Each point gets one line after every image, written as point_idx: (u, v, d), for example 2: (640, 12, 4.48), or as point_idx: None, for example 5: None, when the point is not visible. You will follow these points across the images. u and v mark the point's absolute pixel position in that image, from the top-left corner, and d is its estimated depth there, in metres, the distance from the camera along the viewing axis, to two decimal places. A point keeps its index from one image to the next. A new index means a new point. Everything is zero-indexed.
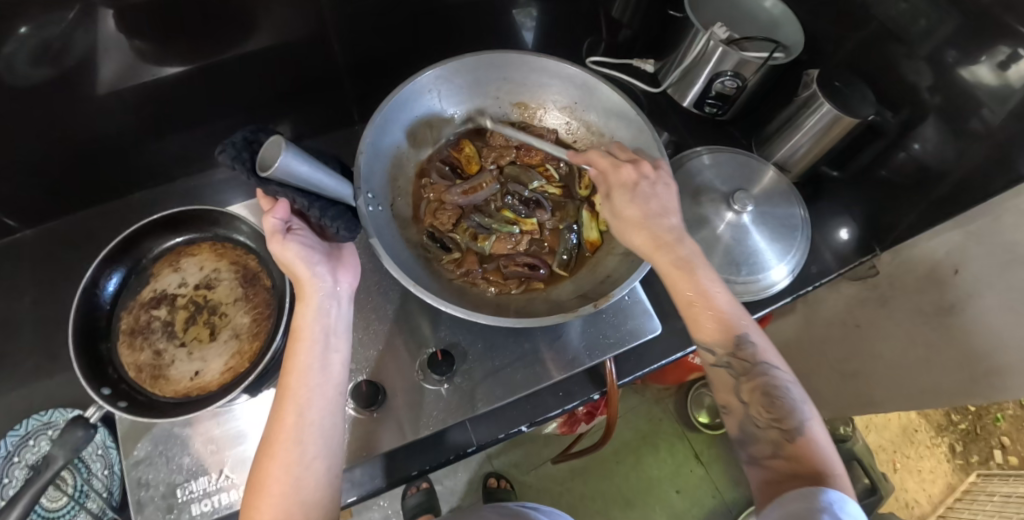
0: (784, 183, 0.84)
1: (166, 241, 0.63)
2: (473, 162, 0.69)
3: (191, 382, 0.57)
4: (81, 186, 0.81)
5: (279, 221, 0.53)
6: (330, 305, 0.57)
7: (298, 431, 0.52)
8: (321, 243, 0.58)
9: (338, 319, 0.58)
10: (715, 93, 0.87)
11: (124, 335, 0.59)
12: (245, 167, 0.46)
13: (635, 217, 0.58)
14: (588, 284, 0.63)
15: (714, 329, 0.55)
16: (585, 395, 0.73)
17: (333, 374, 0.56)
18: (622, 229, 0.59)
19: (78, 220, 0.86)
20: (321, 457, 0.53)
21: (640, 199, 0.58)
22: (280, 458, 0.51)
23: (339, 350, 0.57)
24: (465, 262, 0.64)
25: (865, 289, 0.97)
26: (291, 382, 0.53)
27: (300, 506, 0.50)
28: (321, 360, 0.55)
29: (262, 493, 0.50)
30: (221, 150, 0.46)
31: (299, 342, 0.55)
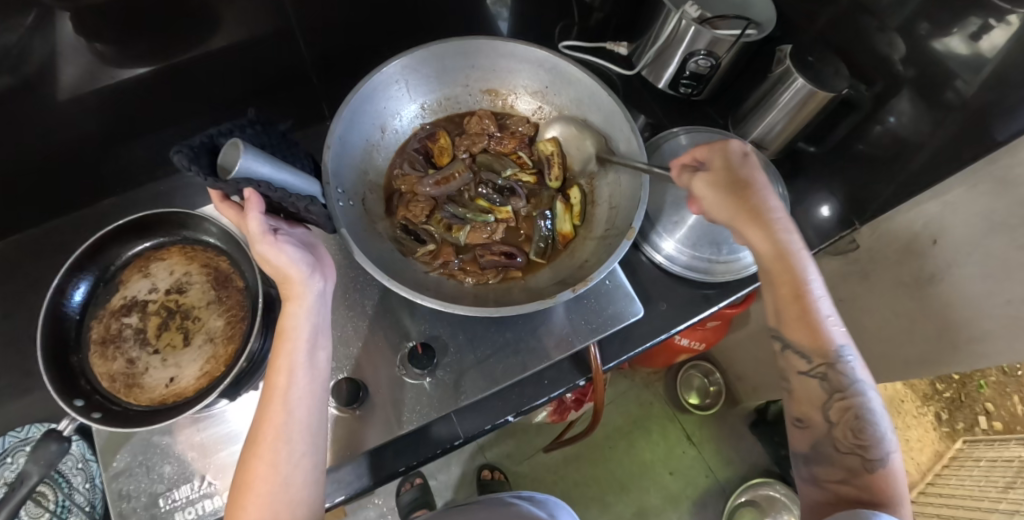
0: (762, 160, 0.83)
1: (133, 247, 0.61)
2: (445, 152, 0.68)
3: (166, 389, 0.56)
4: (45, 195, 0.79)
5: (263, 225, 0.49)
6: (320, 302, 0.55)
7: (285, 430, 0.51)
8: (301, 236, 0.56)
9: (324, 316, 0.56)
10: (690, 73, 0.87)
11: (95, 345, 0.57)
12: (199, 167, 0.45)
13: (736, 190, 0.58)
14: (566, 270, 0.62)
15: (815, 334, 0.55)
16: (570, 382, 0.73)
17: (318, 372, 0.54)
18: (718, 200, 0.58)
19: (43, 230, 0.83)
20: (308, 455, 0.52)
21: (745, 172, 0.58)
22: (266, 457, 0.50)
23: (325, 347, 0.56)
24: (442, 254, 0.63)
25: (846, 264, 0.97)
26: (279, 383, 0.52)
27: (288, 505, 0.50)
28: (309, 358, 0.53)
29: (249, 493, 0.49)
30: (175, 151, 0.44)
31: (286, 342, 0.53)
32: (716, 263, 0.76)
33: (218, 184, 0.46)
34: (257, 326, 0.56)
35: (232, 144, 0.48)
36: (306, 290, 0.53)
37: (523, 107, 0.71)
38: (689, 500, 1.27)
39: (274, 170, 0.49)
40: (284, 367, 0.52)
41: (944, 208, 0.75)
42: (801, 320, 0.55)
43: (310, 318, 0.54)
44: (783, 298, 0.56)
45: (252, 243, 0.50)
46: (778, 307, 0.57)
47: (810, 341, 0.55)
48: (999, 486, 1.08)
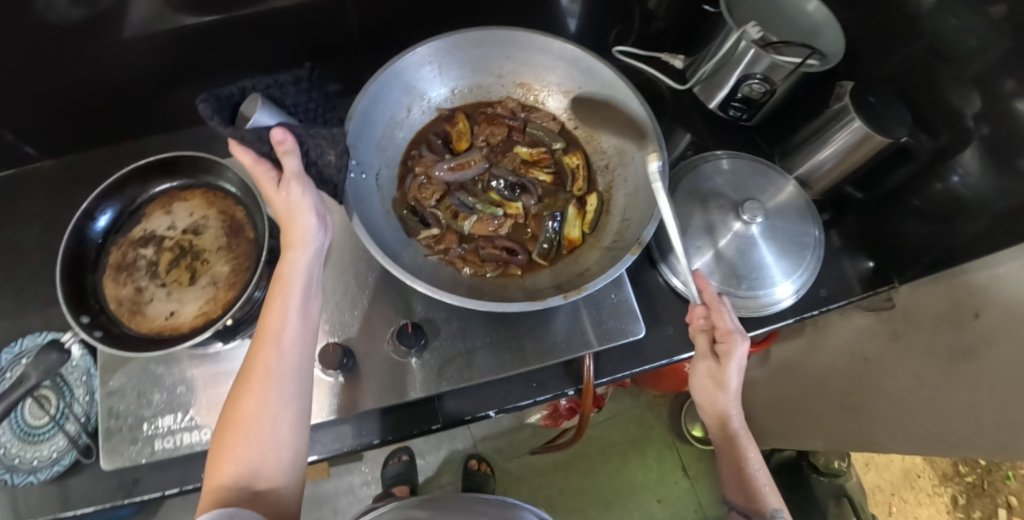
0: (801, 199, 0.81)
1: (161, 184, 0.64)
2: (464, 137, 0.65)
3: (164, 322, 0.58)
4: (99, 125, 0.83)
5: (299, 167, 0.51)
6: (316, 256, 0.56)
7: (275, 371, 0.52)
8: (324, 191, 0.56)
9: (318, 269, 0.57)
10: (742, 96, 0.83)
11: (110, 269, 0.60)
12: (220, 119, 0.48)
13: (712, 385, 0.65)
14: (565, 275, 0.59)
15: (750, 497, 0.64)
16: (559, 390, 0.71)
17: (310, 320, 0.56)
18: (702, 386, 0.66)
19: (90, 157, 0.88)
20: (297, 397, 0.53)
21: (719, 381, 0.64)
22: (256, 394, 0.51)
23: (316, 297, 0.57)
24: (444, 240, 0.61)
25: (879, 322, 0.92)
26: (272, 325, 0.53)
27: (275, 444, 0.51)
28: (303, 307, 0.55)
29: (237, 427, 0.50)
30: (200, 102, 0.47)
31: (282, 286, 0.54)
32: (734, 297, 0.76)
33: (238, 133, 0.48)
34: (258, 276, 0.58)
35: (251, 97, 0.50)
36: (308, 237, 0.54)
37: (552, 104, 0.68)
38: None
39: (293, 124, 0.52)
40: (280, 309, 0.53)
41: None
42: (742, 487, 0.65)
43: (306, 268, 0.55)
44: (730, 470, 0.66)
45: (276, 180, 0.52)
46: (727, 468, 0.67)
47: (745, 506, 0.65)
48: None
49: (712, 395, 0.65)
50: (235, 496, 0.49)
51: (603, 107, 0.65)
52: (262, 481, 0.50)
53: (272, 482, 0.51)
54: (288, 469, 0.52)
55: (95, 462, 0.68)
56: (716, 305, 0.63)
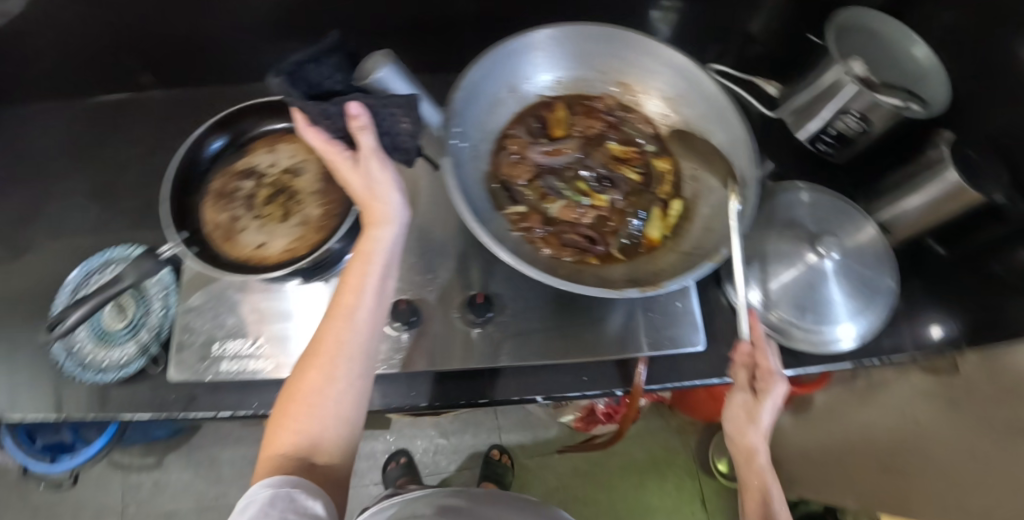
0: (881, 243, 0.79)
1: (267, 124, 0.67)
2: (561, 125, 0.68)
3: (253, 251, 0.61)
4: (205, 66, 0.87)
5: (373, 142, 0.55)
6: (398, 236, 0.57)
7: (344, 349, 0.53)
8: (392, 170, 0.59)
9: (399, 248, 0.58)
10: (834, 131, 0.82)
11: (211, 194, 0.63)
12: (296, 91, 0.54)
13: (745, 418, 0.61)
14: (642, 272, 0.60)
15: None
16: (607, 388, 0.71)
17: (384, 300, 0.56)
18: (732, 419, 0.61)
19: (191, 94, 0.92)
20: (362, 377, 0.54)
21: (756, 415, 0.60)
22: (323, 369, 0.52)
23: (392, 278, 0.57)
24: (529, 219, 0.62)
25: (938, 384, 0.87)
26: (347, 302, 0.54)
27: (335, 420, 0.52)
28: (380, 285, 0.55)
29: (301, 399, 0.52)
30: (273, 75, 0.53)
31: (362, 264, 0.55)
32: (796, 327, 0.75)
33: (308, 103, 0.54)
34: (346, 226, 0.59)
35: (380, 54, 0.60)
36: (393, 220, 0.55)
37: (653, 108, 0.68)
38: None
39: (406, 88, 0.61)
40: (355, 288, 0.54)
41: None
42: None
43: (387, 247, 0.55)
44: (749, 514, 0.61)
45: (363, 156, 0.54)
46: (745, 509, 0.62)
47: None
48: None
49: (743, 431, 0.60)
50: (293, 465, 0.50)
51: (703, 120, 0.65)
52: (320, 456, 0.52)
53: (327, 458, 0.52)
54: (344, 447, 0.53)
55: (160, 372, 0.72)
56: (763, 343, 0.63)
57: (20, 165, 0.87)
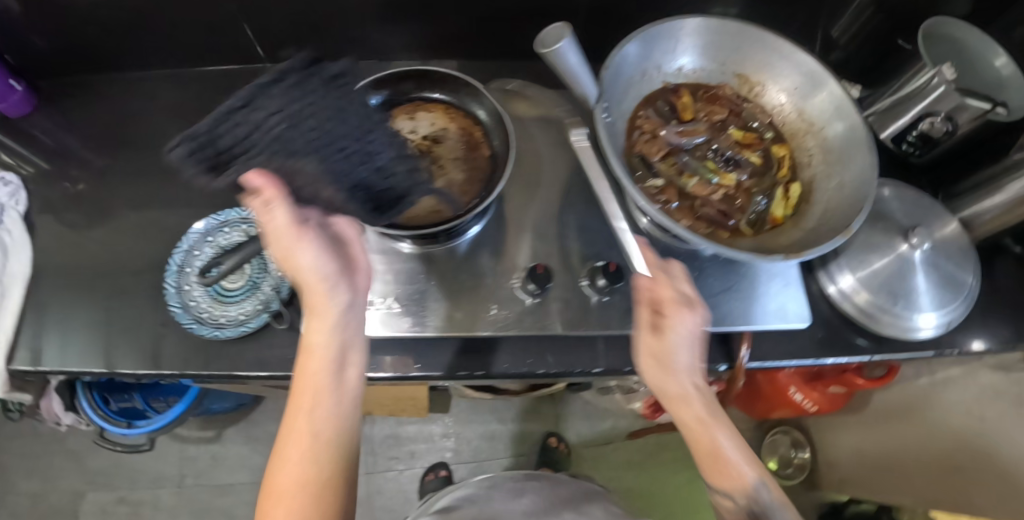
0: (964, 240, 0.82)
1: (405, 91, 0.68)
2: (689, 109, 0.70)
3: (402, 210, 0.63)
4: (303, 43, 0.88)
5: (289, 217, 0.50)
6: (350, 314, 0.58)
7: (311, 438, 0.53)
8: (332, 238, 0.57)
9: (355, 326, 0.58)
10: (919, 132, 0.86)
11: None
12: (195, 160, 0.47)
13: (673, 361, 0.58)
14: (775, 246, 0.63)
15: None
16: (711, 363, 0.73)
17: (347, 387, 0.56)
18: (660, 378, 0.58)
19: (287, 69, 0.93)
20: (331, 458, 0.53)
21: (676, 360, 0.58)
22: (292, 457, 0.52)
23: (356, 361, 0.58)
24: (666, 192, 0.65)
25: (1005, 381, 0.89)
26: (307, 388, 0.54)
27: (311, 507, 0.51)
28: (338, 370, 0.56)
29: (278, 492, 0.51)
30: (173, 145, 0.47)
31: (312, 356, 0.55)
32: (886, 313, 0.78)
33: (228, 183, 0.47)
34: (498, 189, 0.61)
35: (560, 27, 0.55)
36: (331, 303, 0.56)
37: (777, 98, 0.71)
38: None
39: (580, 65, 0.57)
40: (319, 371, 0.54)
41: None
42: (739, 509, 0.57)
43: (336, 329, 0.56)
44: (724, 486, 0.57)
45: (290, 246, 0.53)
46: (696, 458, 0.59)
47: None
48: None
49: (662, 378, 0.58)
50: None
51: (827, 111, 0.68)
52: None
53: None
54: None
55: (283, 328, 0.75)
56: (664, 277, 0.60)
57: (139, 134, 0.90)
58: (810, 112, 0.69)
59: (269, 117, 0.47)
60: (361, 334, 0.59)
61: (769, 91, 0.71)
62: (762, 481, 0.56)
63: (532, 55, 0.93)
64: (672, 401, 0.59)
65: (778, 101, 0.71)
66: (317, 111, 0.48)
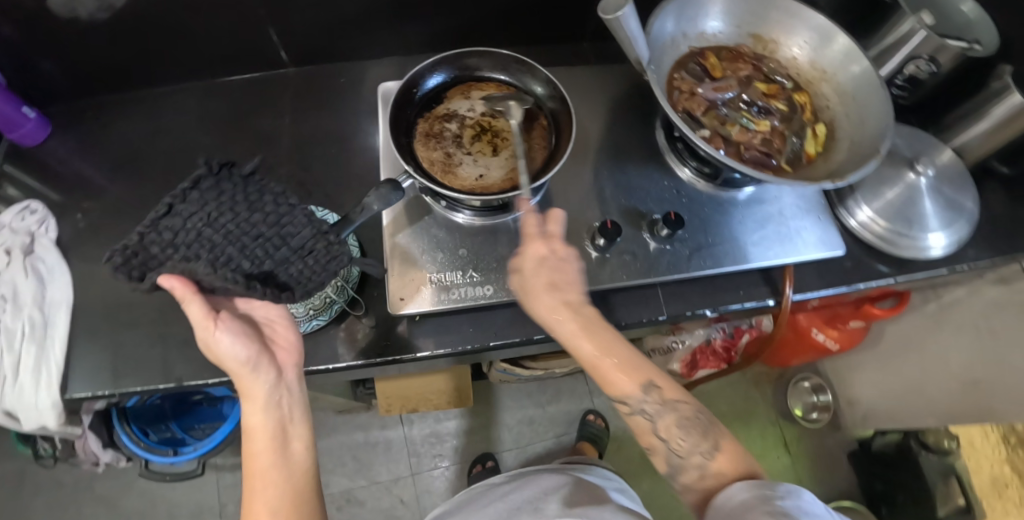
0: (960, 166, 0.90)
1: (458, 72, 0.70)
2: (718, 68, 0.75)
3: (475, 182, 0.65)
4: (326, 43, 0.89)
5: (204, 309, 0.51)
6: (279, 394, 0.56)
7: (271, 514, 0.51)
8: (249, 319, 0.57)
9: (291, 402, 0.57)
10: (906, 76, 0.94)
11: (422, 135, 0.67)
12: (127, 268, 0.49)
13: (540, 287, 0.58)
14: (816, 176, 0.69)
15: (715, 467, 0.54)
16: (761, 299, 0.78)
17: (296, 454, 0.55)
18: (542, 317, 0.58)
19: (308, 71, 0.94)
20: None
21: (549, 280, 0.57)
22: None
23: (297, 423, 0.56)
24: (713, 142, 0.70)
25: (1008, 292, 0.97)
26: (256, 465, 0.52)
27: None
28: (283, 446, 0.54)
29: None
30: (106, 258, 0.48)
31: (253, 436, 0.53)
32: (904, 238, 0.85)
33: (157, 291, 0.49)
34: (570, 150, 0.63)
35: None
36: (255, 384, 0.54)
37: (794, 51, 0.77)
38: None
39: (636, 31, 0.61)
40: (263, 451, 0.53)
41: None
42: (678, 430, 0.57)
43: (269, 409, 0.54)
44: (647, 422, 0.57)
45: (204, 337, 0.52)
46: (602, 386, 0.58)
47: (664, 456, 0.57)
48: None
49: (541, 300, 0.57)
50: None
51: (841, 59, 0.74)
52: None
53: None
54: None
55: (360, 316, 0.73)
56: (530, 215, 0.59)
57: (160, 148, 0.88)
58: (824, 59, 0.75)
59: (190, 219, 0.50)
60: (300, 405, 0.57)
61: (782, 46, 0.77)
62: (652, 382, 0.57)
63: (549, 36, 0.96)
64: (564, 334, 0.58)
65: (791, 55, 0.77)
66: (229, 207, 0.51)
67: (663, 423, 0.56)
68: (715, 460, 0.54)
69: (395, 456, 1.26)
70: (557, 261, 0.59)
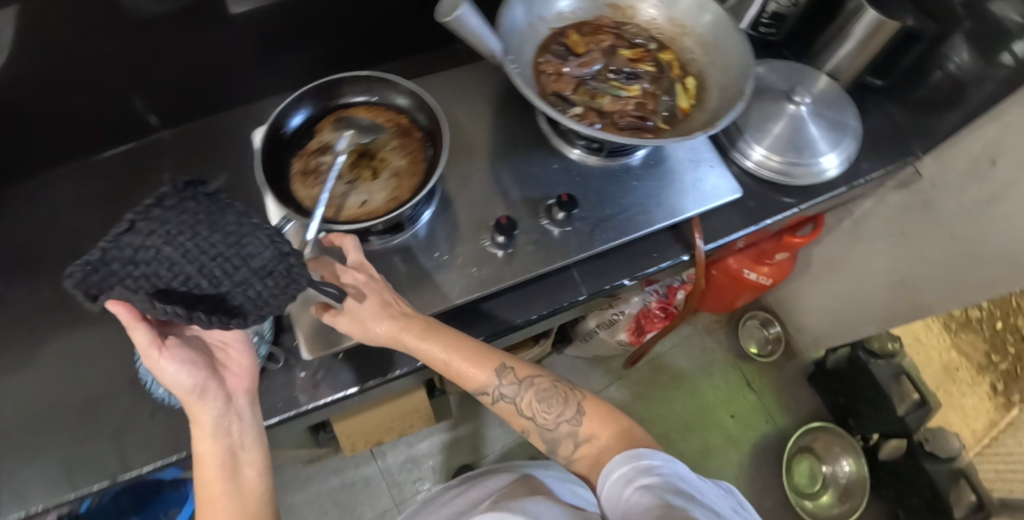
0: (836, 88, 0.94)
1: (323, 104, 0.69)
2: (580, 44, 0.76)
3: (361, 209, 0.64)
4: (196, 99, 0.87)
5: (149, 335, 0.46)
6: (229, 421, 0.52)
7: None
8: (193, 342, 0.52)
9: (242, 428, 0.53)
10: (771, 13, 0.97)
11: (298, 174, 0.65)
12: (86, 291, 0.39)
13: (367, 310, 0.59)
14: (689, 129, 0.70)
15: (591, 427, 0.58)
16: (675, 256, 0.80)
17: (251, 481, 0.52)
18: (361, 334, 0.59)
19: (185, 132, 0.91)
20: None
21: (370, 304, 0.59)
22: None
23: (248, 449, 0.53)
24: (587, 117, 0.71)
25: (908, 197, 1.04)
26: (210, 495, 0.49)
27: None
28: (232, 474, 0.51)
29: None
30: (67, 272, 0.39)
31: (204, 468, 0.50)
32: (798, 167, 0.90)
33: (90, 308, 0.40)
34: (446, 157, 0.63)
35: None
36: (203, 411, 0.50)
37: (649, 14, 0.79)
38: (749, 441, 1.37)
39: (480, 27, 0.62)
40: (213, 481, 0.50)
41: (1002, 129, 0.84)
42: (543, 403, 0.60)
43: (218, 435, 0.51)
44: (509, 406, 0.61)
45: (150, 367, 0.47)
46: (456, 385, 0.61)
47: (538, 433, 0.61)
48: None
49: (362, 326, 0.59)
50: None
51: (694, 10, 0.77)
52: None
53: None
54: None
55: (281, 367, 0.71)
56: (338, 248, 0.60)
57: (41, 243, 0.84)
58: (679, 16, 0.78)
59: (170, 242, 0.42)
60: (252, 431, 0.54)
61: (637, 10, 0.79)
62: (506, 365, 0.61)
63: None
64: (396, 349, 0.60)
65: (647, 16, 0.79)
66: (196, 224, 0.43)
67: (522, 402, 0.60)
68: (582, 424, 0.58)
69: (375, 491, 1.25)
70: (359, 280, 0.60)
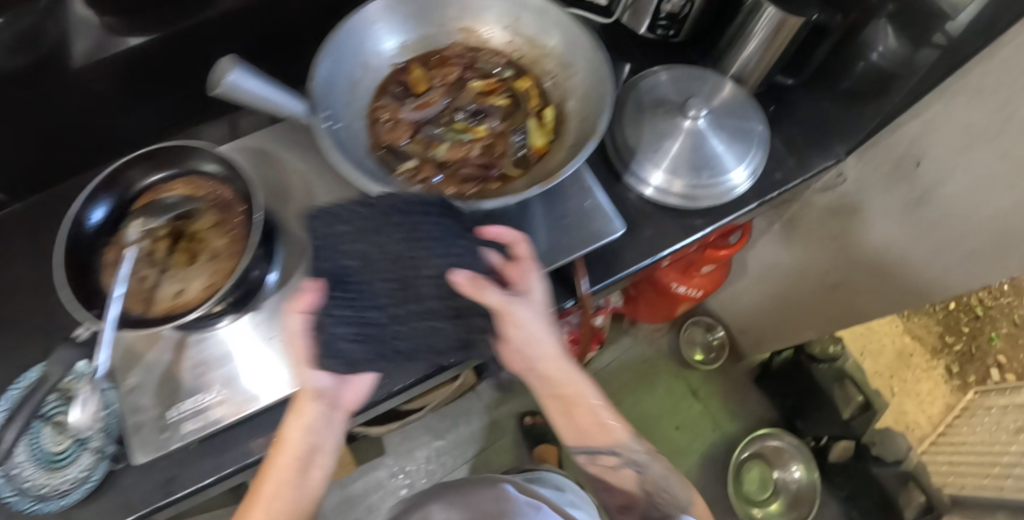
0: (741, 95, 0.86)
1: (135, 185, 0.64)
2: (421, 81, 0.69)
3: (173, 302, 0.58)
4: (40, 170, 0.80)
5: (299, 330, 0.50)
6: (319, 425, 0.60)
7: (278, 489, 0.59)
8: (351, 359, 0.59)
9: (326, 435, 0.62)
10: (666, 13, 0.88)
11: (108, 266, 0.60)
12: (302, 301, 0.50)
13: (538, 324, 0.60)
14: (540, 176, 0.63)
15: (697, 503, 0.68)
16: (557, 304, 0.76)
17: (310, 474, 0.62)
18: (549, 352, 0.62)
19: (38, 203, 0.85)
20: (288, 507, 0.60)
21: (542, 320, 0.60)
22: (261, 500, 0.59)
23: (324, 451, 0.62)
24: (422, 170, 0.64)
25: (835, 198, 0.97)
26: (279, 461, 0.60)
27: None
28: (302, 472, 0.61)
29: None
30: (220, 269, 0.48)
31: (281, 452, 0.60)
32: (698, 187, 0.82)
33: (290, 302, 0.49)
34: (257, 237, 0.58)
35: (225, 59, 0.54)
36: (308, 409, 0.59)
37: (499, 36, 0.71)
38: (696, 452, 1.34)
39: (262, 88, 0.56)
40: (286, 464, 0.60)
41: (924, 127, 0.76)
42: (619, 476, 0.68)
43: (307, 432, 0.60)
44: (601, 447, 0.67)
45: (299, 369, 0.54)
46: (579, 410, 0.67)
47: (642, 497, 0.66)
48: (1011, 430, 1.12)
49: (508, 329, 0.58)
50: None
51: (541, 29, 0.69)
52: None
53: None
54: None
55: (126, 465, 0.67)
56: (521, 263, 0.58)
57: None
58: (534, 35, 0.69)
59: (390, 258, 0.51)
60: (332, 439, 0.62)
61: (488, 30, 0.71)
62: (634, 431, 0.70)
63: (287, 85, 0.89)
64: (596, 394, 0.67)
65: (499, 37, 0.71)
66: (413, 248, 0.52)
67: (650, 473, 0.68)
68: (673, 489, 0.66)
69: None
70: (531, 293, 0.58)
